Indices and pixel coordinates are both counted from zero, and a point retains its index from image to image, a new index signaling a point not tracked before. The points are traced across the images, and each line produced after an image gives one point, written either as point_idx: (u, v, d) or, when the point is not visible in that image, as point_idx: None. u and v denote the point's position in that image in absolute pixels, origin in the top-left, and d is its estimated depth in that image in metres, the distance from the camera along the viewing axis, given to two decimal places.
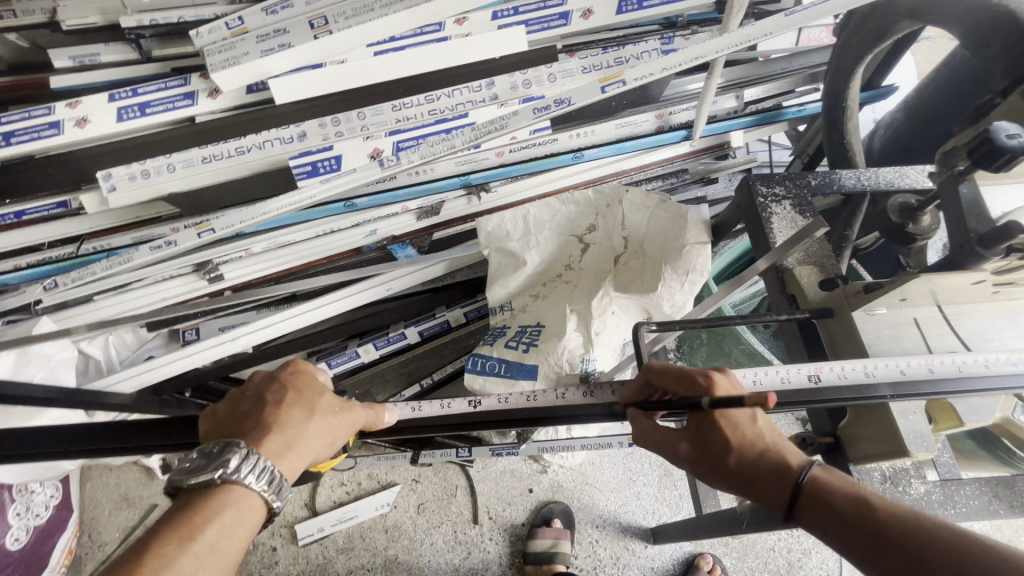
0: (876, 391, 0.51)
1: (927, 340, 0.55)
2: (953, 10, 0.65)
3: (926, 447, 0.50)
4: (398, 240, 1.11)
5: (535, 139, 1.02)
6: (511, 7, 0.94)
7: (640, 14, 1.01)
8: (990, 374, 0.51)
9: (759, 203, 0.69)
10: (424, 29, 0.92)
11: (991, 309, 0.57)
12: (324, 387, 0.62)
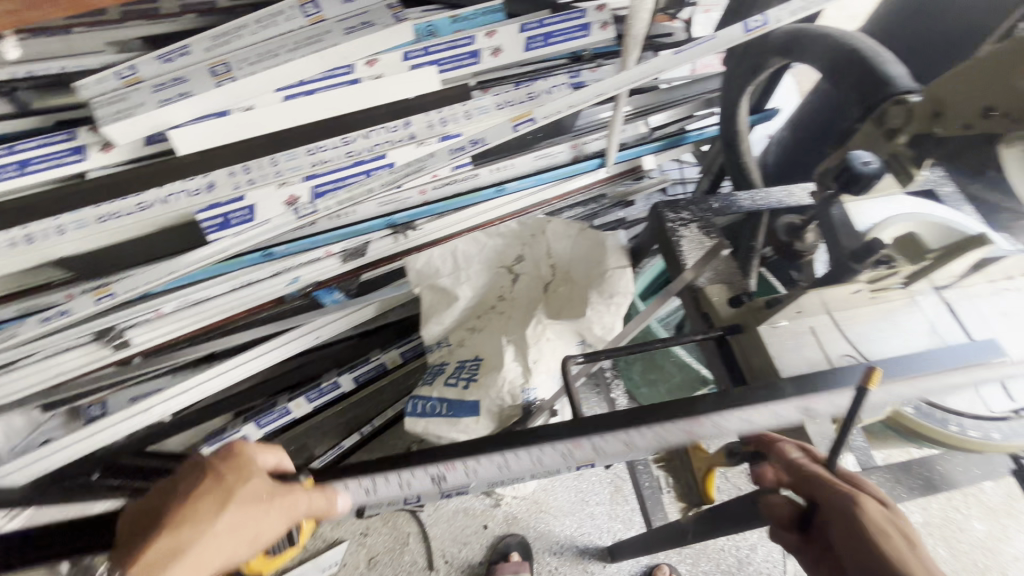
0: (783, 396, 0.56)
1: (824, 347, 0.61)
2: (812, 47, 0.73)
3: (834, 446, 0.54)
4: (324, 286, 1.08)
5: (457, 175, 1.03)
6: (422, 48, 0.95)
7: (547, 50, 1.06)
8: (880, 373, 0.57)
9: (668, 227, 0.74)
10: (334, 71, 0.90)
11: (873, 312, 0.64)
12: (252, 472, 0.55)
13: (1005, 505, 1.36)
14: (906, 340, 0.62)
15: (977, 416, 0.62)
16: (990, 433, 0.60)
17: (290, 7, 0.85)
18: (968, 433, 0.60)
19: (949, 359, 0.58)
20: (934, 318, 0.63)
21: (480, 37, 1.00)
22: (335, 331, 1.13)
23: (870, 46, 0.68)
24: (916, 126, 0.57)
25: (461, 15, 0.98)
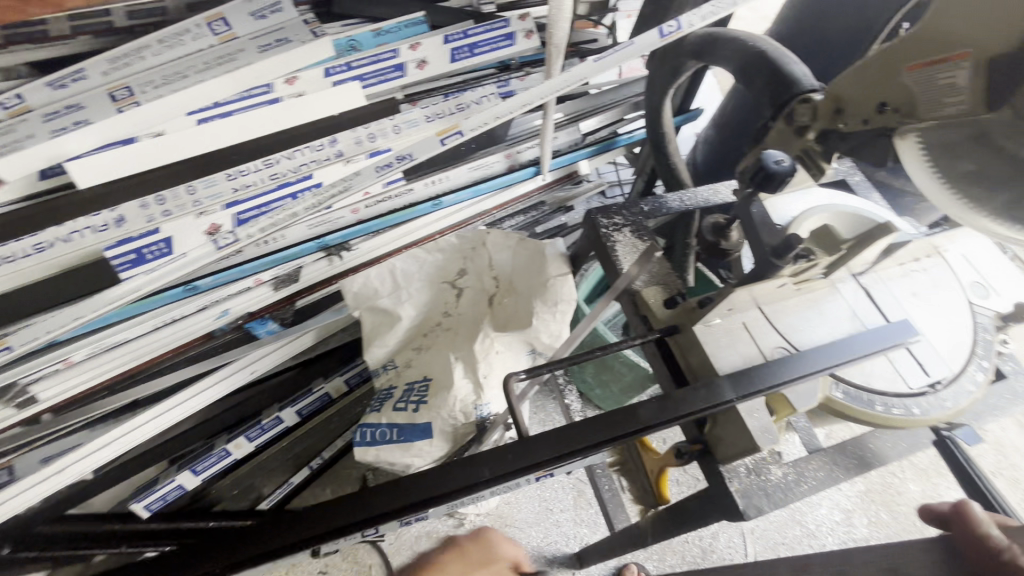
0: (722, 397, 0.57)
1: (756, 340, 0.62)
2: (727, 49, 0.76)
3: (772, 439, 0.55)
4: (257, 316, 1.03)
5: (390, 191, 1.00)
6: (343, 63, 0.92)
7: (473, 61, 1.06)
8: (807, 362, 0.59)
9: (603, 233, 0.74)
10: (252, 92, 0.85)
11: (801, 303, 0.66)
12: (492, 560, 0.76)
13: (933, 465, 1.46)
14: (830, 327, 0.64)
15: (899, 394, 0.64)
16: (911, 408, 0.63)
17: (196, 25, 0.80)
18: (893, 411, 0.63)
19: (870, 342, 0.61)
20: (854, 303, 0.67)
21: (403, 50, 0.98)
22: (271, 364, 1.07)
23: (774, 48, 0.70)
24: (822, 123, 0.61)
25: (383, 28, 0.97)
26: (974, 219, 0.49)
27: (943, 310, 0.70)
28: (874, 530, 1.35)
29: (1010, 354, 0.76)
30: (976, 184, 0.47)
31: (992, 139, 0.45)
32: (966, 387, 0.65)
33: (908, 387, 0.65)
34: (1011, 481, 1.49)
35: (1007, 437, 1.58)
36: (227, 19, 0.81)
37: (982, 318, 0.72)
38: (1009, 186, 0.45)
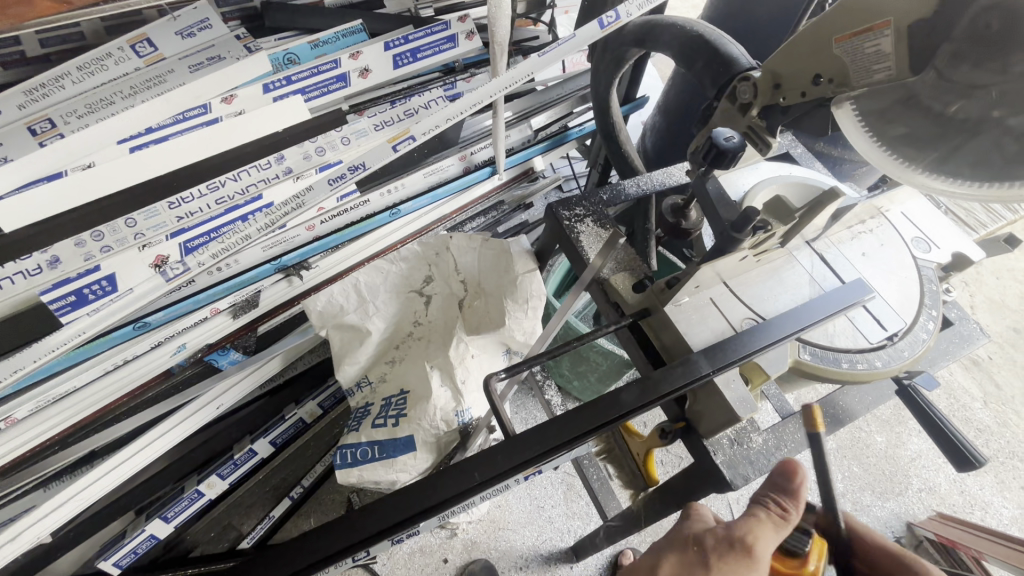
0: (699, 371, 0.58)
1: (725, 315, 0.64)
2: (668, 34, 0.75)
3: (750, 409, 0.56)
4: (217, 347, 0.97)
5: (344, 205, 0.99)
6: (283, 77, 0.91)
7: (416, 66, 1.05)
8: (774, 329, 0.60)
9: (566, 225, 0.74)
10: (187, 113, 0.83)
11: (762, 274, 0.68)
12: None
13: (895, 415, 1.55)
14: (791, 295, 0.67)
15: (862, 350, 0.67)
16: (872, 362, 0.66)
17: (120, 48, 0.83)
18: (858, 366, 0.65)
19: (834, 302, 0.63)
20: (811, 269, 0.69)
21: (344, 60, 0.98)
22: (240, 395, 1.00)
23: (711, 31, 0.71)
24: (762, 101, 0.62)
25: (322, 40, 0.99)
26: (914, 176, 0.50)
27: (892, 266, 0.74)
28: (848, 484, 1.42)
29: (953, 302, 0.81)
30: (913, 142, 0.49)
31: (920, 101, 0.48)
32: (920, 336, 0.69)
33: (869, 343, 0.68)
34: (964, 421, 1.59)
35: (954, 380, 1.69)
36: (152, 41, 0.85)
37: (925, 271, 0.76)
38: (940, 144, 0.48)
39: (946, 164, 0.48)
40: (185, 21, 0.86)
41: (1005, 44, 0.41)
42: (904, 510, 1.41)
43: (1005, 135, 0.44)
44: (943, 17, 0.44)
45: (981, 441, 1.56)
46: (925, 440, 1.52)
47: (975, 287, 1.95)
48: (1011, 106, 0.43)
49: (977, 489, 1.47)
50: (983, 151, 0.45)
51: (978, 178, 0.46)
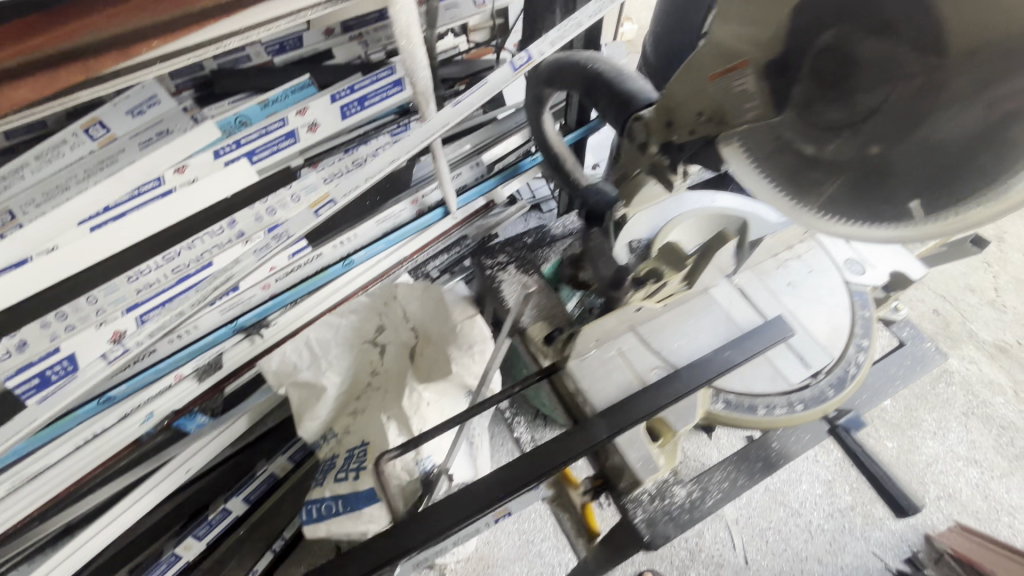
0: (595, 434, 0.56)
1: (632, 364, 0.62)
2: (571, 73, 0.71)
3: (651, 471, 0.55)
4: (183, 412, 0.99)
5: (298, 260, 1.02)
6: (233, 142, 0.97)
7: (364, 113, 1.13)
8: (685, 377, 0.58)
9: (488, 275, 0.73)
10: (142, 188, 0.89)
11: (681, 313, 0.66)
12: None
13: (907, 417, 1.47)
14: (708, 338, 0.65)
15: (782, 392, 0.69)
16: (793, 404, 0.68)
17: (75, 134, 0.88)
18: (774, 412, 0.67)
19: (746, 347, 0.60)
20: (732, 305, 0.67)
21: (292, 117, 1.04)
22: (210, 456, 1.01)
23: (614, 69, 0.67)
24: (657, 138, 0.59)
25: (271, 98, 1.01)
26: (800, 214, 0.48)
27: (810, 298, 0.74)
28: (858, 496, 1.35)
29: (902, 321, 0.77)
30: (799, 177, 0.47)
31: (788, 140, 0.46)
32: (847, 371, 0.71)
33: (790, 385, 0.69)
34: (986, 418, 1.48)
35: (971, 373, 1.58)
36: (103, 122, 0.89)
37: (861, 294, 0.78)
38: (827, 177, 0.45)
39: (827, 206, 0.46)
40: (133, 100, 0.90)
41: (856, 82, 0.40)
42: (921, 521, 1.32)
43: (888, 169, 0.42)
44: (791, 57, 0.42)
45: (1005, 440, 1.45)
46: (941, 443, 1.43)
47: (998, 268, 1.86)
48: (884, 139, 0.41)
49: (1003, 493, 1.37)
50: (863, 187, 0.43)
51: (858, 218, 0.45)
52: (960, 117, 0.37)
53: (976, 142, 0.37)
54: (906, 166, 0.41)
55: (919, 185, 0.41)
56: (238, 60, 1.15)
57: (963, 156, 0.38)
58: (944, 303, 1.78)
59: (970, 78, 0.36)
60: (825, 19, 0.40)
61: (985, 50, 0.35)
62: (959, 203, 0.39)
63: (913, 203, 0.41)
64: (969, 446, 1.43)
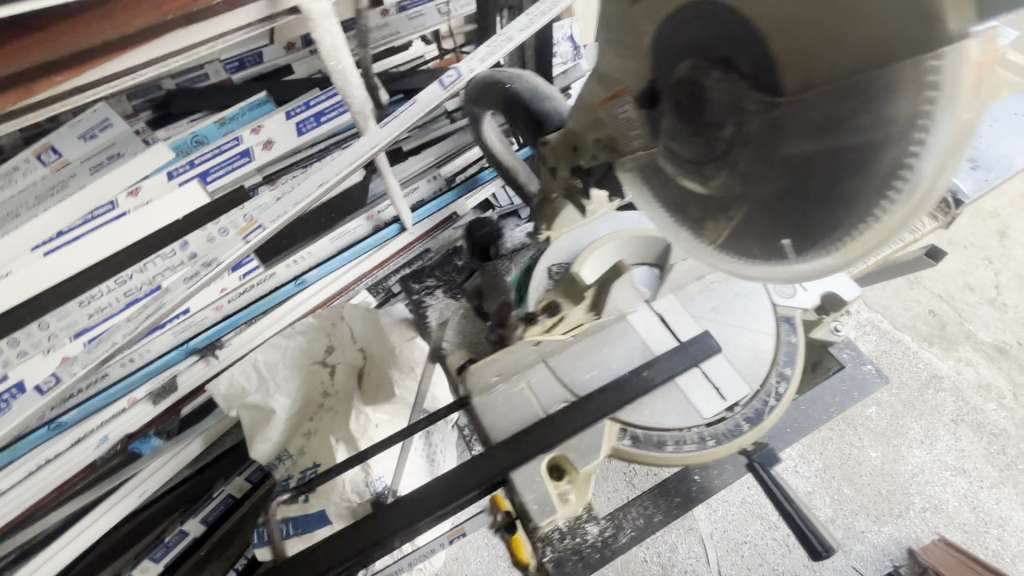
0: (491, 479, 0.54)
1: (539, 400, 0.59)
2: (492, 91, 0.69)
3: (549, 513, 0.52)
4: (138, 436, 1.00)
5: (249, 280, 1.02)
6: (187, 162, 0.99)
7: (321, 128, 1.14)
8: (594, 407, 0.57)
9: (413, 301, 0.72)
10: (95, 212, 0.91)
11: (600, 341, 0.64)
12: None
13: (892, 425, 1.42)
14: (618, 364, 0.61)
15: (692, 426, 0.60)
16: (705, 440, 0.59)
17: (27, 161, 0.90)
18: (683, 449, 0.58)
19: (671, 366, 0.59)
20: (646, 333, 0.63)
21: (246, 135, 1.06)
22: (166, 478, 1.02)
23: (533, 87, 0.65)
24: (566, 163, 0.57)
25: (227, 117, 1.06)
26: (693, 246, 0.47)
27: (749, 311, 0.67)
28: (839, 508, 1.31)
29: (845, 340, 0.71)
30: (685, 209, 0.46)
31: (663, 170, 0.46)
32: (766, 404, 0.61)
33: (702, 419, 0.60)
34: (976, 425, 1.43)
35: (963, 378, 1.51)
36: (56, 148, 0.91)
37: (789, 317, 0.67)
38: (706, 211, 0.44)
39: (719, 244, 0.44)
40: (86, 125, 0.93)
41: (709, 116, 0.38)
42: (904, 534, 1.27)
43: (759, 206, 0.39)
44: (653, 86, 0.43)
45: (996, 448, 1.40)
46: (928, 452, 1.38)
47: (1000, 264, 1.73)
48: (743, 174, 0.39)
49: (992, 504, 1.32)
50: (742, 222, 0.41)
51: (745, 253, 0.42)
52: (813, 153, 0.35)
53: (834, 177, 0.34)
54: (772, 202, 0.38)
55: (791, 220, 0.37)
56: (197, 79, 1.10)
57: (828, 193, 0.35)
58: (942, 302, 1.67)
59: (819, 111, 0.34)
60: (672, 53, 0.40)
61: (827, 82, 0.33)
62: (825, 246, 0.36)
63: (786, 242, 0.38)
64: (957, 455, 1.38)
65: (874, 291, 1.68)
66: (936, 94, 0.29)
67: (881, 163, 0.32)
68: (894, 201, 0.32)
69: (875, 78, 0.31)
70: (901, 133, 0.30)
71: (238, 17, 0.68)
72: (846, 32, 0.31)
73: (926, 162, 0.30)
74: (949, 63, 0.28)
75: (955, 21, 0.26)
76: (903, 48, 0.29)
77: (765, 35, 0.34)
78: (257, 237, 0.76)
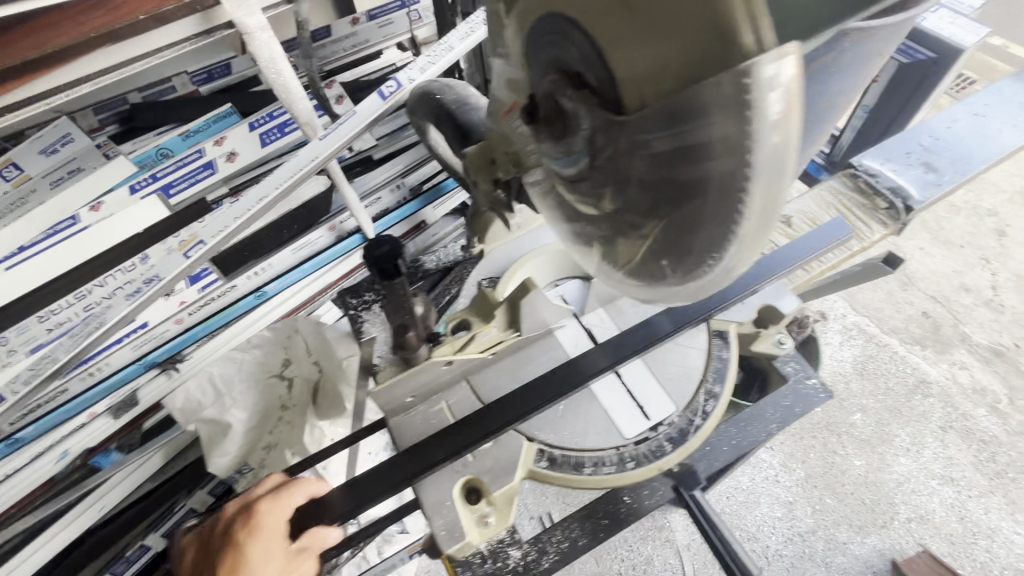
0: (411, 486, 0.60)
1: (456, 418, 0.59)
2: (428, 105, 0.67)
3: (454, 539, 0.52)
4: (98, 450, 1.00)
5: (209, 293, 1.00)
6: (149, 176, 0.92)
7: (286, 140, 1.06)
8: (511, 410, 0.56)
9: (350, 315, 0.69)
10: (57, 227, 0.85)
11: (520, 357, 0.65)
12: None
13: (878, 433, 1.38)
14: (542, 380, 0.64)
15: (612, 447, 0.64)
16: (624, 462, 0.64)
17: None
18: (600, 471, 0.63)
19: (665, 323, 0.61)
20: (572, 346, 0.66)
21: (209, 147, 0.97)
22: (127, 490, 1.03)
23: (466, 98, 0.64)
24: (486, 177, 0.54)
25: (193, 128, 0.96)
26: (601, 257, 0.44)
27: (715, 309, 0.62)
28: (820, 518, 1.27)
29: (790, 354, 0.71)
30: (583, 222, 0.42)
31: (556, 186, 0.42)
32: (691, 422, 0.66)
33: (624, 439, 0.65)
34: (966, 432, 1.39)
35: (954, 383, 1.47)
36: (17, 164, 0.83)
37: (723, 334, 0.71)
38: (601, 224, 0.40)
39: (625, 261, 0.40)
40: (46, 140, 0.85)
41: (578, 141, 0.33)
42: (889, 546, 1.24)
43: (639, 226, 0.35)
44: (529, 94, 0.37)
45: (986, 456, 1.35)
46: (914, 460, 1.34)
47: (997, 264, 1.67)
48: (613, 191, 0.34)
49: (981, 514, 1.28)
50: (629, 243, 0.38)
51: (636, 272, 0.39)
52: (663, 177, 0.30)
53: (690, 204, 0.29)
54: (647, 221, 0.34)
55: (664, 244, 0.33)
56: (164, 92, 0.97)
57: (689, 222, 0.30)
58: (936, 304, 1.61)
59: (658, 133, 0.28)
60: (534, 64, 0.35)
61: (660, 100, 0.27)
62: (697, 270, 0.32)
63: (665, 264, 0.35)
64: (945, 464, 1.34)
65: (864, 293, 1.63)
66: (752, 114, 0.23)
67: (718, 195, 0.27)
68: (741, 228, 0.28)
69: (693, 95, 0.25)
70: (731, 155, 0.25)
71: (171, 32, 0.67)
72: (673, 30, 0.24)
73: (755, 193, 0.26)
74: (755, 87, 0.23)
75: (752, 38, 0.22)
76: (713, 66, 0.24)
77: (614, 58, 0.28)
78: (196, 253, 0.76)
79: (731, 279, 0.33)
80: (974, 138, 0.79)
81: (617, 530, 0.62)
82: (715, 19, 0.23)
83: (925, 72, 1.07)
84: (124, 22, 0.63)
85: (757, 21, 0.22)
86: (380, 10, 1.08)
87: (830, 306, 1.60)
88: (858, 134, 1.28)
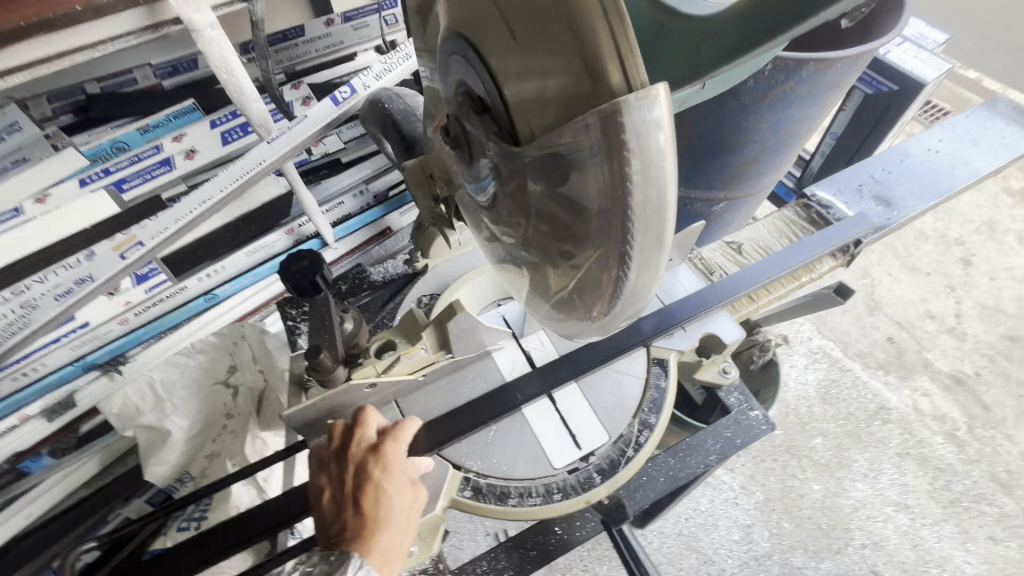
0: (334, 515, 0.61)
1: None
2: (377, 116, 0.67)
3: None
4: (28, 454, 0.96)
5: (156, 294, 0.96)
6: (101, 170, 0.85)
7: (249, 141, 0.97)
8: (442, 431, 0.58)
9: (288, 325, 0.68)
10: None
11: (451, 380, 0.66)
12: None
13: (838, 457, 1.39)
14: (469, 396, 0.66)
15: (539, 477, 0.63)
16: (552, 492, 0.62)
17: None
18: (527, 501, 0.61)
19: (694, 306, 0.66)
20: (508, 367, 0.68)
21: (167, 143, 0.90)
22: (60, 494, 1.00)
23: (415, 111, 0.66)
24: (424, 193, 0.54)
25: (152, 122, 0.88)
26: (520, 282, 0.45)
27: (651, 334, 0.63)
28: (776, 543, 1.27)
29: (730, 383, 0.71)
30: (504, 248, 0.43)
31: (476, 209, 0.42)
32: (623, 454, 0.64)
33: (552, 469, 0.63)
34: (922, 459, 1.40)
35: (914, 410, 1.48)
36: None
37: (663, 361, 0.70)
38: (524, 252, 0.39)
39: (546, 291, 0.41)
40: None
41: (483, 164, 0.35)
42: (842, 571, 1.24)
43: (550, 256, 0.36)
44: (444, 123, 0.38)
45: (941, 484, 1.37)
46: (871, 486, 1.35)
47: (961, 293, 1.70)
48: (518, 216, 0.36)
49: (933, 542, 1.29)
50: (546, 276, 0.39)
51: (556, 304, 0.41)
52: (560, 206, 0.31)
53: (585, 233, 0.31)
54: (552, 246, 0.35)
55: (574, 279, 0.35)
56: (124, 84, 0.88)
57: (588, 254, 0.32)
58: (901, 331, 1.62)
59: (542, 164, 0.30)
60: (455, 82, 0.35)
61: (543, 134, 0.29)
62: (605, 299, 0.34)
63: (575, 294, 0.37)
64: (901, 490, 1.35)
65: (832, 316, 1.64)
66: (626, 155, 0.26)
67: (607, 229, 0.29)
68: (633, 261, 0.30)
69: (573, 130, 0.27)
70: (613, 184, 0.27)
71: (113, 23, 0.64)
72: (549, 66, 0.26)
73: (639, 230, 0.28)
74: (628, 127, 0.25)
75: (619, 78, 0.25)
76: (588, 101, 0.26)
77: (507, 90, 0.30)
78: (135, 254, 0.75)
79: (637, 309, 0.35)
80: (926, 174, 0.82)
81: (546, 561, 0.64)
82: (585, 60, 0.25)
83: (889, 103, 1.09)
84: (59, 11, 0.59)
85: (625, 62, 0.25)
86: (356, 13, 1.02)
87: (797, 329, 1.61)
88: (826, 161, 1.30)
